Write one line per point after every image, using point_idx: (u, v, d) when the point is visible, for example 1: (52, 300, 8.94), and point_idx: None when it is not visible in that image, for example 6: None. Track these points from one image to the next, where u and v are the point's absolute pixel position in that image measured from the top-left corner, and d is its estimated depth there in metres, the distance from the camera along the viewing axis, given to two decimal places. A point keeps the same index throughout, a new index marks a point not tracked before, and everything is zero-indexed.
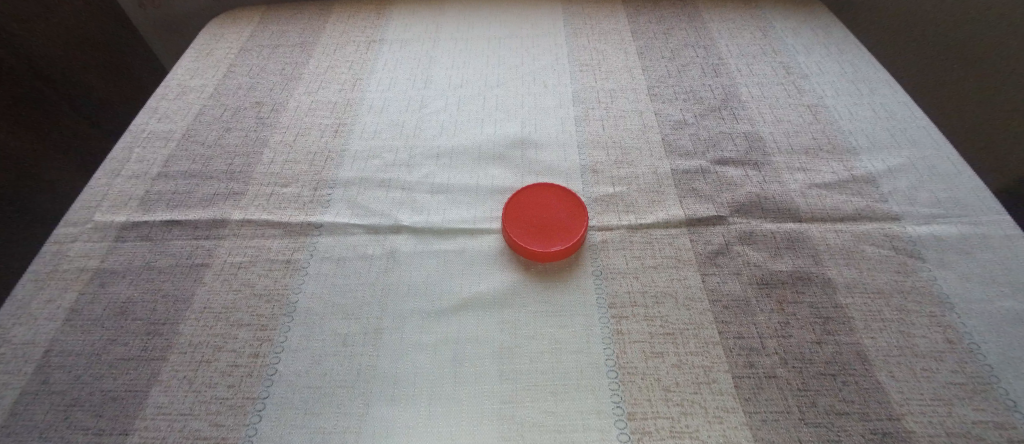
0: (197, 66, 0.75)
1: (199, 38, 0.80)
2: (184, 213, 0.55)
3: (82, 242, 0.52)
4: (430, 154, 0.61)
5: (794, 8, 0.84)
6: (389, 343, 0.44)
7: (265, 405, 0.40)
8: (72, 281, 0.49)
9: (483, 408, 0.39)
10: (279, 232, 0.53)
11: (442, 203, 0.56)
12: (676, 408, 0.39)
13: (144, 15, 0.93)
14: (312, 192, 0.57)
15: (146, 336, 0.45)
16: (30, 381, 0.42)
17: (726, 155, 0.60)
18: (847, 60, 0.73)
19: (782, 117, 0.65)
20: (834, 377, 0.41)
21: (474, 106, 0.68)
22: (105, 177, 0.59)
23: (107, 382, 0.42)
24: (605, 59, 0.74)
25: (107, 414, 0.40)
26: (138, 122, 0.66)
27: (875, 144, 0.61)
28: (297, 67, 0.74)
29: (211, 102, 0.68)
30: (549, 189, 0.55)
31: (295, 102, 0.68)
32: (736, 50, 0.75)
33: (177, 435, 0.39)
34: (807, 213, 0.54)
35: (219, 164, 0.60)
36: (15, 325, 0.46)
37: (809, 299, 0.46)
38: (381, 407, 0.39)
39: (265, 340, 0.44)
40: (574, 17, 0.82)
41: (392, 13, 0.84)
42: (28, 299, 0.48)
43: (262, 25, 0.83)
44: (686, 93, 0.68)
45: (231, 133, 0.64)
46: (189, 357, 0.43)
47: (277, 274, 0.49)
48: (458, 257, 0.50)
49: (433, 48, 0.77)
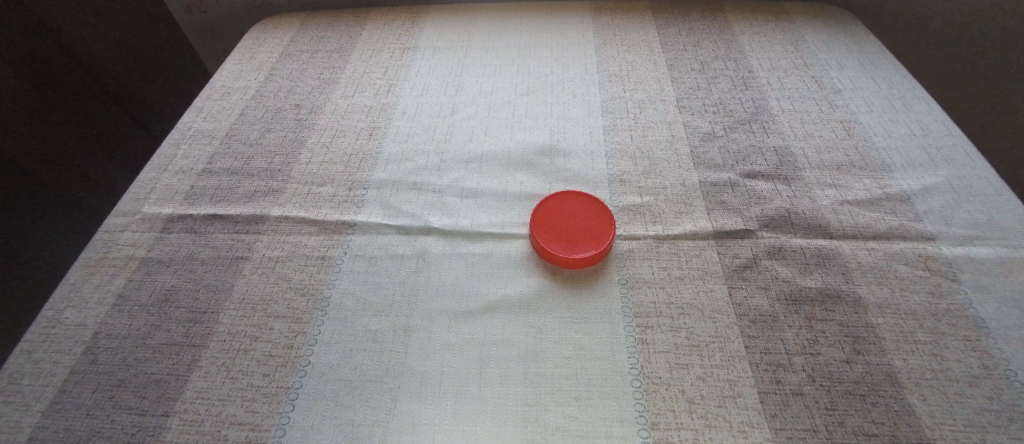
0: (240, 69, 0.78)
1: (243, 42, 0.84)
2: (226, 207, 0.57)
3: (130, 233, 0.55)
4: (460, 158, 0.63)
5: (827, 23, 0.83)
6: (417, 341, 0.45)
7: (298, 395, 0.42)
8: (120, 268, 0.52)
9: (507, 410, 0.40)
10: (314, 229, 0.55)
11: (470, 207, 0.57)
12: (700, 421, 0.39)
13: (192, 20, 0.98)
14: (346, 192, 0.59)
15: (188, 323, 0.47)
16: (79, 361, 0.45)
17: (755, 169, 0.60)
18: (882, 75, 0.72)
19: (814, 132, 0.64)
20: (864, 397, 0.40)
21: (503, 114, 0.69)
22: (153, 172, 0.62)
23: (150, 366, 0.44)
24: (634, 70, 0.75)
25: (149, 395, 0.42)
26: (185, 120, 0.69)
27: (910, 162, 0.60)
28: (334, 71, 0.77)
29: (253, 103, 0.72)
30: (575, 197, 0.55)
31: (332, 105, 0.71)
32: (767, 64, 0.75)
33: (213, 419, 0.40)
34: (838, 230, 0.53)
35: (259, 162, 0.63)
36: (68, 307, 0.49)
37: (840, 318, 0.46)
38: (408, 403, 0.41)
39: (299, 332, 0.46)
40: (603, 28, 0.83)
41: (426, 20, 0.87)
42: (80, 284, 0.51)
43: (302, 31, 0.86)
44: (716, 105, 0.68)
45: (271, 133, 0.66)
46: (227, 345, 0.45)
47: (312, 269, 0.51)
48: (485, 261, 0.52)
49: (465, 56, 0.79)
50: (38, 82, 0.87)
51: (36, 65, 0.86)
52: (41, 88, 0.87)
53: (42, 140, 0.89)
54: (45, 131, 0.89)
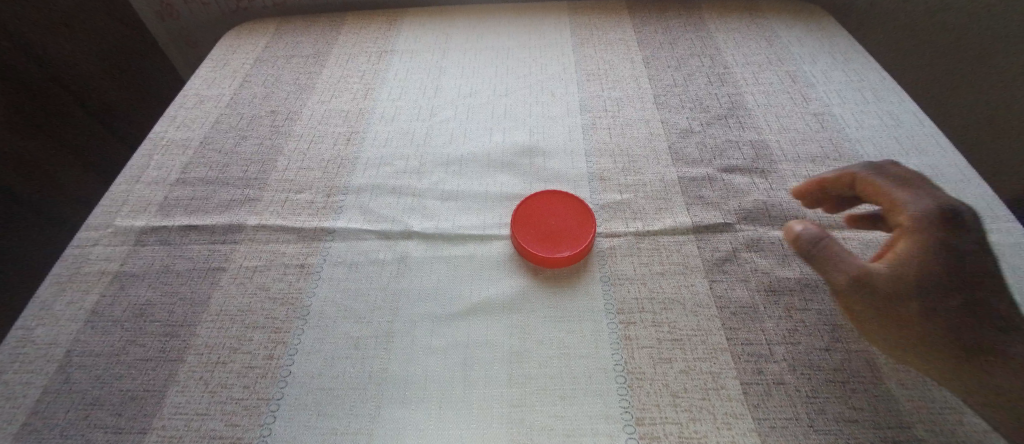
0: (214, 77, 0.77)
1: (217, 49, 0.83)
2: (201, 218, 0.56)
3: (102, 246, 0.54)
4: (440, 161, 0.63)
5: (799, 17, 0.84)
6: (400, 346, 0.44)
7: (279, 406, 0.41)
8: (93, 283, 0.50)
9: (493, 411, 0.40)
10: (293, 237, 0.54)
11: (451, 209, 0.57)
12: (684, 414, 0.39)
13: (163, 28, 0.96)
14: (325, 198, 0.58)
15: (164, 338, 0.46)
16: (52, 380, 0.43)
17: (733, 163, 0.61)
18: (853, 68, 0.74)
19: (789, 125, 0.65)
20: (843, 384, 0.41)
21: (483, 114, 0.69)
22: (126, 183, 0.61)
23: (126, 382, 0.43)
24: (612, 69, 0.75)
25: (126, 413, 0.41)
26: (158, 130, 0.68)
27: (882, 152, 0.62)
28: (311, 77, 0.76)
29: (228, 111, 0.70)
30: (553, 196, 0.56)
31: (310, 110, 0.70)
32: (742, 59, 0.76)
33: (193, 434, 0.40)
34: (813, 221, 0.54)
35: (236, 170, 0.61)
36: (38, 325, 0.47)
37: (818, 306, 0.46)
38: (392, 411, 0.40)
39: (279, 342, 0.45)
40: (581, 27, 0.84)
41: (403, 24, 0.86)
42: (51, 301, 0.49)
43: (277, 36, 0.85)
44: (693, 101, 0.69)
45: (247, 141, 0.65)
46: (206, 358, 0.44)
47: (291, 277, 0.50)
48: (468, 262, 0.51)
49: (443, 59, 0.79)
50: (20, 100, 0.84)
51: (12, 79, 0.82)
52: (22, 106, 0.85)
53: (26, 157, 0.86)
54: (25, 147, 0.86)
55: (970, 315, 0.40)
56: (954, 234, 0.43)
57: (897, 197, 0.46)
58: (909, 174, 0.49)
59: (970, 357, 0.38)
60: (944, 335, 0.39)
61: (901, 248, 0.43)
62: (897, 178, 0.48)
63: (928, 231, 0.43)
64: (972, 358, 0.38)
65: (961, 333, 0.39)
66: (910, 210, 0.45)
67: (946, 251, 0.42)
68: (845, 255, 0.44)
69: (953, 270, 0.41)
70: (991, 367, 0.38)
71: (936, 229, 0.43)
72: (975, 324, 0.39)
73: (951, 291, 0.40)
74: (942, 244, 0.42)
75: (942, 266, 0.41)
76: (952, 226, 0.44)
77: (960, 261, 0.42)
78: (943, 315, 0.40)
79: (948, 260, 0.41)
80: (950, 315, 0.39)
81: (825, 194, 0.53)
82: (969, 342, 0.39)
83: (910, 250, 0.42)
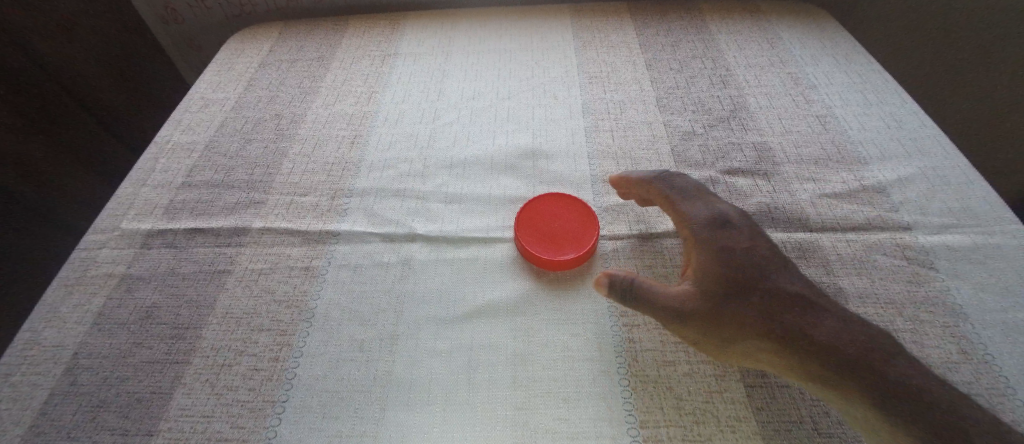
0: (219, 80, 0.77)
1: (221, 53, 0.83)
2: (207, 221, 0.56)
3: (109, 249, 0.54)
4: (443, 164, 0.63)
5: (801, 19, 0.84)
6: (404, 349, 0.45)
7: (284, 408, 0.41)
8: (100, 286, 0.51)
9: (497, 414, 0.40)
10: (297, 240, 0.54)
11: (455, 212, 0.57)
12: (687, 417, 0.39)
13: (167, 32, 0.97)
14: (329, 201, 0.58)
15: (170, 340, 0.46)
16: (59, 382, 0.44)
17: (735, 166, 0.61)
18: (856, 70, 0.74)
19: (791, 127, 0.65)
20: None
21: (486, 117, 0.69)
22: (132, 186, 0.61)
23: (133, 384, 0.43)
24: (614, 72, 0.75)
25: (133, 415, 0.41)
26: (164, 134, 0.68)
27: (885, 154, 0.62)
28: (314, 80, 0.76)
29: (232, 115, 0.71)
30: (556, 199, 0.56)
31: (313, 114, 0.70)
32: (744, 62, 0.76)
33: (199, 436, 0.40)
34: (817, 223, 0.54)
35: (241, 174, 0.62)
36: (46, 328, 0.48)
37: None
38: (397, 413, 0.40)
39: (285, 345, 0.45)
40: (583, 30, 0.84)
41: (406, 27, 0.87)
42: (58, 303, 0.49)
43: (281, 40, 0.86)
44: (695, 103, 0.69)
45: (251, 145, 0.66)
46: (212, 360, 0.45)
47: (296, 280, 0.51)
48: (471, 265, 0.52)
49: (446, 62, 0.79)
50: (21, 103, 0.84)
51: (13, 81, 0.82)
52: (23, 109, 0.85)
53: (28, 160, 0.86)
54: (27, 149, 0.86)
55: (776, 303, 0.39)
56: (736, 233, 0.44)
57: (682, 209, 0.47)
58: (691, 184, 0.50)
59: (785, 344, 0.38)
60: (765, 332, 0.38)
61: (697, 257, 0.43)
62: (675, 189, 0.49)
63: (706, 238, 0.44)
64: (788, 345, 0.37)
65: (775, 321, 0.38)
66: (691, 220, 0.46)
67: (728, 252, 0.42)
68: (654, 287, 0.42)
69: (735, 269, 0.41)
70: (810, 348, 0.37)
71: (716, 233, 0.44)
72: (783, 310, 0.39)
73: (745, 288, 0.40)
74: (723, 249, 0.42)
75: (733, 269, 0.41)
76: (728, 226, 0.44)
77: (754, 256, 0.42)
78: (754, 308, 0.39)
79: (732, 260, 0.41)
80: (757, 309, 0.39)
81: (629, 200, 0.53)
82: (778, 330, 0.38)
83: (702, 258, 0.43)
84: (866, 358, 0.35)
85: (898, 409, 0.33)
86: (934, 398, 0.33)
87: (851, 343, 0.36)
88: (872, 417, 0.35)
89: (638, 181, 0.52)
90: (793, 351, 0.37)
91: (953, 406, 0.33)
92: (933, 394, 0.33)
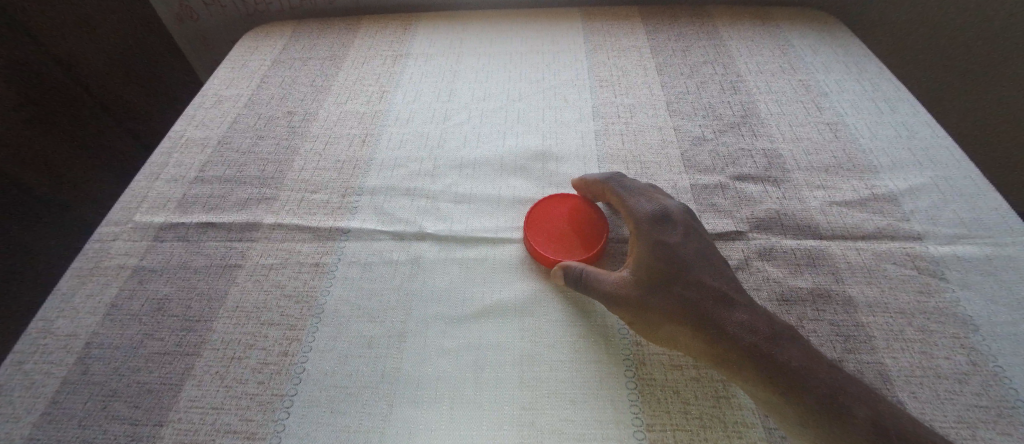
0: (232, 77, 0.78)
1: (234, 50, 0.84)
2: (219, 216, 0.57)
3: (122, 242, 0.55)
4: (453, 164, 0.63)
5: (812, 27, 0.84)
6: (412, 347, 0.45)
7: (293, 403, 0.41)
8: (113, 277, 0.51)
9: (504, 413, 0.40)
10: (308, 236, 0.55)
11: (464, 212, 0.57)
12: (694, 422, 0.39)
13: (182, 29, 0.97)
14: (340, 199, 0.59)
15: (180, 332, 0.47)
16: (71, 371, 0.44)
17: (745, 172, 0.61)
18: (867, 78, 0.74)
19: (801, 134, 0.65)
20: None
21: (496, 119, 0.70)
22: (146, 179, 0.62)
23: (143, 375, 0.44)
24: (624, 76, 0.76)
25: (143, 406, 0.42)
26: (177, 129, 0.69)
27: (896, 163, 0.61)
28: (326, 79, 0.77)
29: (245, 111, 0.72)
30: (568, 201, 0.56)
31: (325, 112, 0.71)
32: (755, 68, 0.76)
33: (208, 428, 0.40)
34: (827, 231, 0.54)
35: (253, 170, 0.63)
36: (59, 317, 0.48)
37: (830, 317, 0.46)
38: (405, 409, 0.41)
39: (294, 339, 0.46)
40: (594, 33, 0.84)
41: (417, 28, 0.87)
42: (72, 293, 0.50)
43: (294, 38, 0.87)
44: (706, 109, 0.69)
45: (263, 141, 0.66)
46: (221, 353, 0.45)
47: (306, 276, 0.51)
48: (480, 265, 0.52)
49: (456, 63, 0.80)
50: (30, 93, 0.85)
51: (21, 71, 0.83)
52: (29, 99, 0.85)
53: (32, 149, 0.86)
54: (30, 139, 0.86)
55: (699, 295, 0.42)
56: (673, 229, 0.46)
57: (628, 204, 0.49)
58: (638, 183, 0.52)
59: (701, 332, 0.41)
60: (682, 321, 0.41)
61: (637, 250, 0.46)
62: (623, 187, 0.51)
63: (646, 233, 0.46)
64: (704, 333, 0.41)
65: (695, 312, 0.41)
66: (634, 214, 0.48)
67: (662, 247, 0.45)
68: (600, 275, 0.45)
69: (666, 263, 0.44)
70: (720, 336, 0.40)
71: (655, 229, 0.46)
72: (703, 302, 0.42)
73: (673, 280, 0.43)
74: (660, 244, 0.45)
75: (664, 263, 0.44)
76: (667, 222, 0.47)
77: (686, 251, 0.45)
78: (678, 299, 0.42)
79: (665, 254, 0.44)
80: (682, 300, 0.42)
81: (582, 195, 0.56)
82: (697, 319, 0.41)
83: (641, 251, 0.45)
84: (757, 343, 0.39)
85: (789, 392, 0.37)
86: (822, 381, 0.37)
87: (756, 332, 0.40)
88: (768, 397, 0.38)
89: (593, 179, 0.54)
90: (706, 338, 0.41)
91: (838, 389, 0.36)
92: (815, 371, 0.37)
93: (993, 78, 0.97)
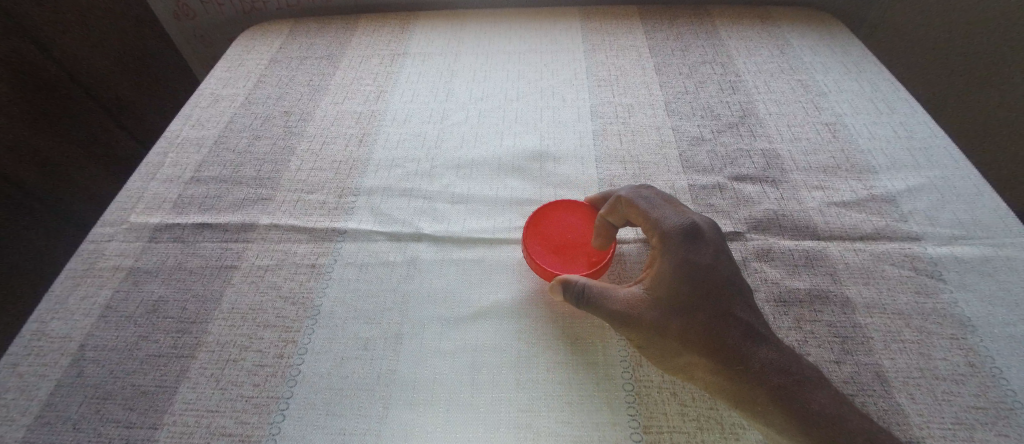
0: (229, 76, 0.78)
1: (231, 49, 0.84)
2: (215, 216, 0.57)
3: (117, 242, 0.55)
4: (451, 164, 0.63)
5: (811, 26, 0.84)
6: (409, 348, 0.45)
7: (288, 404, 0.41)
8: (107, 279, 0.51)
9: (500, 416, 0.40)
10: (304, 237, 0.54)
11: (462, 213, 0.57)
12: (692, 424, 0.39)
13: (180, 27, 0.97)
14: (336, 199, 0.59)
15: (175, 334, 0.46)
16: (65, 374, 0.44)
17: (743, 172, 0.60)
18: (866, 78, 0.73)
19: (800, 135, 0.65)
20: (854, 397, 0.41)
21: (494, 119, 0.69)
22: (142, 179, 0.62)
23: (138, 377, 0.43)
24: (623, 75, 0.75)
25: (137, 408, 0.41)
26: (174, 128, 0.69)
27: (894, 164, 0.61)
28: (324, 78, 0.77)
29: (242, 111, 0.71)
30: (581, 210, 0.54)
31: (323, 111, 0.71)
32: (753, 68, 0.75)
33: (204, 431, 0.40)
34: (824, 232, 0.54)
35: (249, 169, 0.62)
36: (53, 319, 0.48)
37: (828, 318, 0.46)
38: (402, 410, 0.40)
39: (289, 341, 0.46)
40: (593, 33, 0.84)
41: (415, 27, 0.87)
42: (66, 295, 0.50)
43: (291, 37, 0.86)
44: (704, 109, 0.69)
45: (260, 141, 0.66)
46: (216, 355, 0.45)
47: (302, 277, 0.51)
48: (476, 266, 0.52)
49: (455, 63, 0.79)
50: (30, 92, 0.84)
51: (21, 69, 0.82)
52: (29, 97, 0.84)
53: (27, 145, 0.85)
54: (25, 136, 0.85)
55: (725, 323, 0.39)
56: (704, 248, 0.42)
57: (653, 217, 0.44)
58: (662, 196, 0.47)
59: (724, 363, 0.38)
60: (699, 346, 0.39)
61: (659, 266, 0.42)
62: (647, 198, 0.46)
63: (671, 249, 0.42)
64: (725, 364, 0.38)
65: (719, 341, 0.38)
66: (660, 229, 0.44)
67: (690, 266, 0.41)
68: (610, 290, 0.42)
69: (692, 284, 0.40)
70: (743, 370, 0.37)
71: (683, 246, 0.42)
72: (731, 332, 0.39)
73: (699, 305, 0.39)
74: (686, 263, 0.41)
75: (689, 284, 0.40)
76: (697, 240, 0.42)
77: (716, 273, 0.41)
78: (699, 326, 0.39)
79: (692, 275, 0.40)
80: (705, 327, 0.39)
81: (606, 224, 0.48)
82: (719, 350, 0.38)
83: (663, 268, 0.42)
84: (782, 382, 0.36)
85: (818, 440, 0.33)
86: (855, 429, 0.33)
87: (786, 371, 0.37)
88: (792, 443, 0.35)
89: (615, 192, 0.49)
90: (727, 370, 0.38)
91: (875, 437, 0.33)
92: (837, 413, 0.34)
93: (995, 78, 0.96)
